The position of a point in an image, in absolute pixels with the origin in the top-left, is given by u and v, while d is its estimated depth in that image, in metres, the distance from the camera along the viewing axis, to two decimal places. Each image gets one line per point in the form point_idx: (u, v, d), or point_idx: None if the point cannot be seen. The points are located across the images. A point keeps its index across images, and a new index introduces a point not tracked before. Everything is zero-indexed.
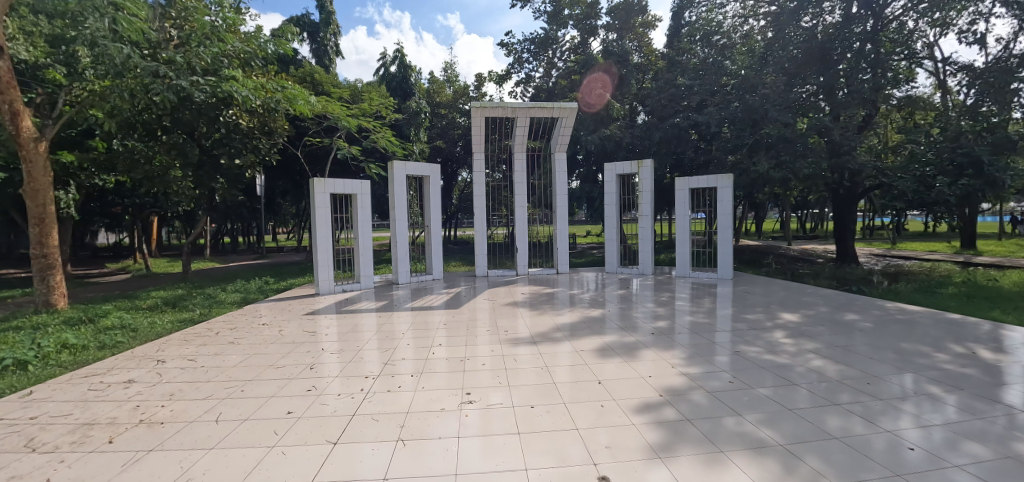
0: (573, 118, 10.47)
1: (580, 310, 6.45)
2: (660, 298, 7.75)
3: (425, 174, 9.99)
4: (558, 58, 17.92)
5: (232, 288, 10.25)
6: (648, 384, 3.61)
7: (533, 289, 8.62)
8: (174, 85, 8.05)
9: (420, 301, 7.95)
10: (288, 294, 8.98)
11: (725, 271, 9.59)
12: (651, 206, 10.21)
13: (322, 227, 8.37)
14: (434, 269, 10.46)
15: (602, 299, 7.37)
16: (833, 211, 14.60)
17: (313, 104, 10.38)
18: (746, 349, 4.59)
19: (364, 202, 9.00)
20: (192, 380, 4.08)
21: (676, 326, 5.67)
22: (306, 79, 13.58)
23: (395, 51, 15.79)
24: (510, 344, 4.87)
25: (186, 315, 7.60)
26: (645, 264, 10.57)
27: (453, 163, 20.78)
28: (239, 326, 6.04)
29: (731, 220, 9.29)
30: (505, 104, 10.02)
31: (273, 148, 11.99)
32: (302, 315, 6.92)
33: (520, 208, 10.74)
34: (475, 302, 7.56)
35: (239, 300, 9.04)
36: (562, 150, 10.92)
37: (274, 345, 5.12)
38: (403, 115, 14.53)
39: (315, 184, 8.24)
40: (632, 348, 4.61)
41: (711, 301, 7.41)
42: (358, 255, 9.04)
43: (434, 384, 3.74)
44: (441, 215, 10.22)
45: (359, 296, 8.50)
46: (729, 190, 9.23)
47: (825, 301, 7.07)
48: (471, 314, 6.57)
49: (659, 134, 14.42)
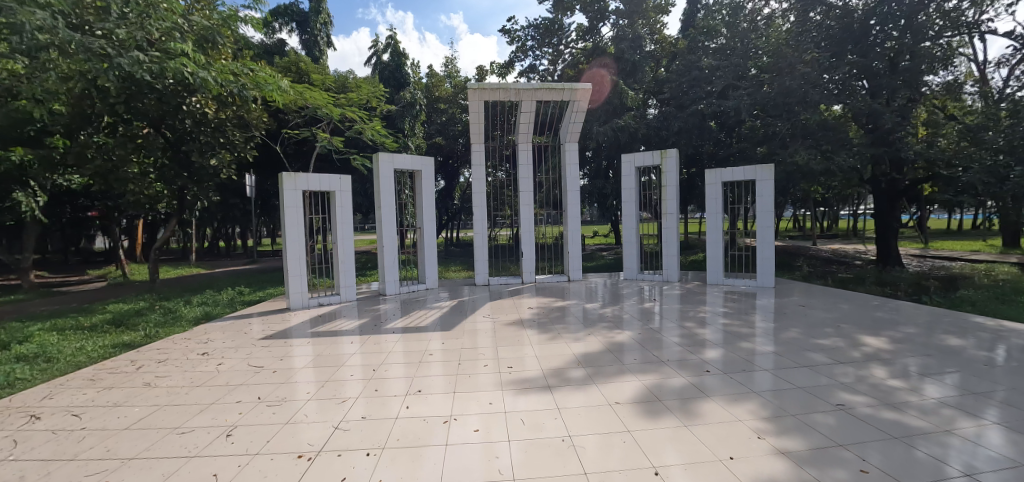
0: (586, 101, 9.09)
1: (602, 333, 5.11)
2: (696, 315, 6.37)
3: (416, 168, 8.69)
4: (565, 47, 16.60)
5: (197, 301, 8.96)
6: (734, 478, 2.27)
7: (541, 302, 7.29)
8: (115, 64, 6.85)
9: (409, 319, 6.63)
10: (257, 308, 7.69)
11: (766, 278, 8.20)
12: (676, 202, 8.83)
13: (292, 230, 7.07)
14: (427, 278, 9.15)
15: (627, 317, 6.03)
16: (874, 208, 13.14)
17: (285, 91, 9.17)
18: (848, 399, 3.26)
19: (345, 200, 7.70)
20: (50, 457, 2.79)
21: (734, 357, 4.30)
22: (291, 69, 12.44)
23: (387, 38, 14.51)
24: (516, 390, 3.54)
25: (128, 337, 6.32)
26: (670, 269, 9.19)
27: (453, 161, 19.50)
28: (170, 358, 4.75)
29: (773, 218, 7.93)
30: (507, 85, 8.61)
31: (249, 143, 10.71)
32: (261, 339, 5.64)
33: (525, 206, 9.44)
34: (474, 319, 6.22)
35: (201, 315, 7.77)
36: (573, 140, 9.58)
37: (198, 390, 3.81)
38: (396, 107, 13.24)
39: (283, 179, 6.93)
40: (689, 399, 3.27)
41: (762, 318, 6.03)
42: (337, 263, 7.73)
43: (398, 474, 2.40)
44: (436, 215, 8.92)
45: (337, 312, 7.19)
46: (770, 183, 7.85)
47: (906, 318, 5.69)
48: (466, 338, 5.26)
49: (678, 123, 12.96)
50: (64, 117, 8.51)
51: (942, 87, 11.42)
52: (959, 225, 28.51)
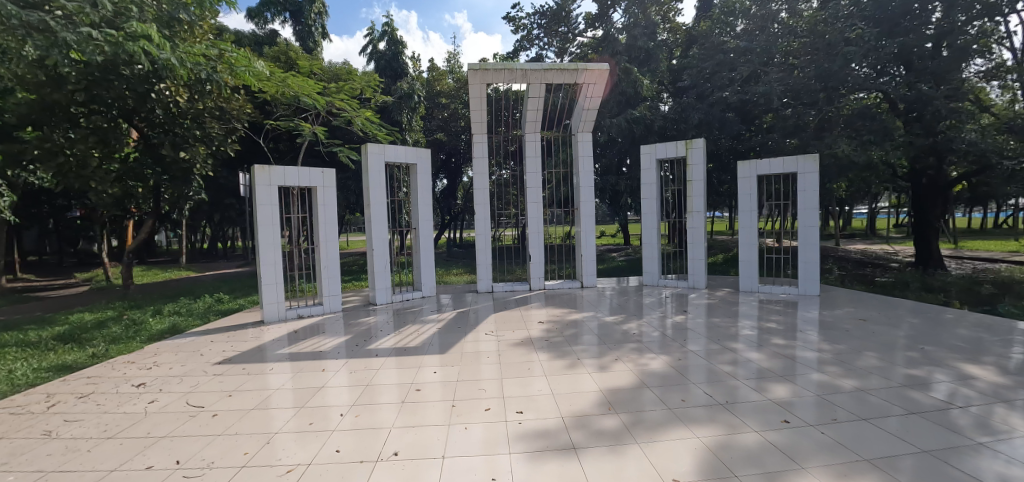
0: (602, 85, 8.01)
1: (631, 359, 4.13)
2: (737, 331, 5.35)
3: (411, 162, 7.76)
4: (573, 36, 15.59)
5: (168, 311, 8.04)
6: None
7: (551, 314, 6.30)
8: (61, 42, 5.87)
9: (400, 335, 5.65)
10: (229, 320, 6.74)
11: (809, 284, 7.17)
12: (704, 198, 7.82)
13: (267, 231, 6.12)
14: (423, 284, 8.19)
15: (657, 336, 5.03)
16: (912, 206, 12.06)
17: (262, 74, 8.20)
18: (1009, 476, 2.24)
19: (329, 197, 6.76)
20: None
21: (808, 394, 3.30)
22: (280, 58, 11.62)
23: (384, 25, 13.53)
24: (529, 453, 2.53)
25: (71, 357, 5.41)
26: (697, 274, 8.16)
27: (455, 159, 18.59)
28: (94, 392, 3.81)
29: (818, 216, 6.90)
30: (512, 65, 7.59)
31: (230, 137, 9.75)
32: (217, 360, 4.69)
33: (532, 205, 8.47)
34: (475, 337, 5.23)
35: (167, 329, 6.86)
36: (586, 130, 8.58)
37: (106, 446, 2.87)
38: (392, 98, 12.32)
39: (255, 172, 5.98)
40: (779, 474, 2.26)
41: (819, 335, 5.03)
42: (319, 268, 6.75)
43: None
44: (432, 214, 7.98)
45: (319, 325, 6.24)
46: (814, 176, 6.84)
47: (1002, 338, 4.64)
48: (464, 362, 4.29)
49: (698, 115, 11.91)
50: (21, 106, 7.36)
51: (983, 74, 10.21)
52: (983, 221, 27.41)
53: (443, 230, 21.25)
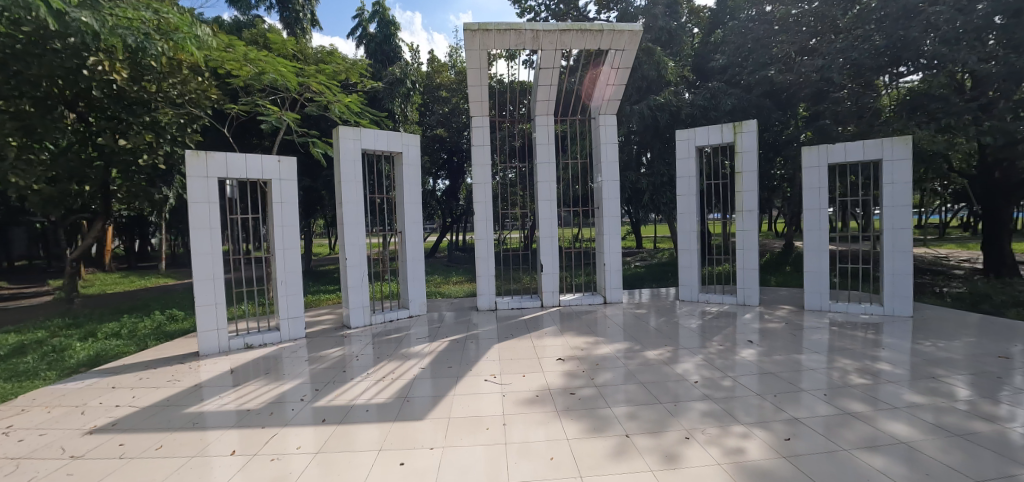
0: (633, 51, 6.50)
1: (711, 437, 2.64)
2: (838, 374, 3.85)
3: (394, 150, 6.33)
4: (584, 21, 14.16)
5: (104, 333, 6.63)
6: None
7: (572, 346, 4.81)
8: None
9: (370, 377, 4.20)
10: (164, 350, 5.33)
11: (899, 302, 5.68)
12: (757, 193, 6.33)
13: (201, 237, 4.73)
14: (411, 301, 6.76)
15: (730, 387, 3.52)
16: (980, 204, 10.48)
17: (209, 44, 6.71)
18: None
19: (287, 192, 5.34)
20: None
21: None
22: (258, 42, 10.35)
23: (375, 4, 12.17)
24: None
25: None
26: (748, 288, 6.67)
27: (457, 158, 17.22)
28: None
29: (911, 215, 5.41)
30: (519, 25, 6.14)
31: (191, 127, 8.35)
32: (95, 424, 3.24)
33: (543, 203, 7.02)
34: (471, 386, 3.75)
35: (88, 359, 5.44)
36: (610, 111, 7.11)
37: None
38: (382, 83, 10.95)
39: (186, 159, 4.60)
40: None
41: (958, 383, 3.55)
42: (275, 283, 5.35)
43: None
44: (422, 215, 6.58)
45: (271, 360, 4.81)
46: (905, 163, 5.34)
47: None
48: (448, 437, 2.82)
49: (731, 101, 10.42)
50: None
51: None
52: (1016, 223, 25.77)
53: (444, 232, 19.81)
